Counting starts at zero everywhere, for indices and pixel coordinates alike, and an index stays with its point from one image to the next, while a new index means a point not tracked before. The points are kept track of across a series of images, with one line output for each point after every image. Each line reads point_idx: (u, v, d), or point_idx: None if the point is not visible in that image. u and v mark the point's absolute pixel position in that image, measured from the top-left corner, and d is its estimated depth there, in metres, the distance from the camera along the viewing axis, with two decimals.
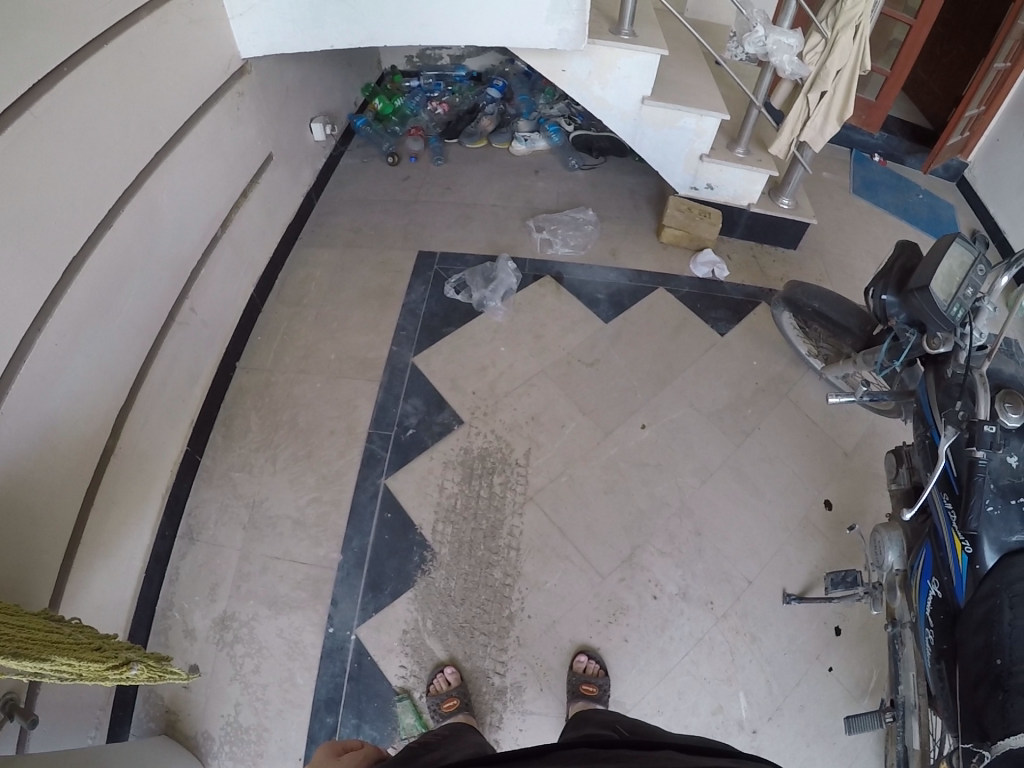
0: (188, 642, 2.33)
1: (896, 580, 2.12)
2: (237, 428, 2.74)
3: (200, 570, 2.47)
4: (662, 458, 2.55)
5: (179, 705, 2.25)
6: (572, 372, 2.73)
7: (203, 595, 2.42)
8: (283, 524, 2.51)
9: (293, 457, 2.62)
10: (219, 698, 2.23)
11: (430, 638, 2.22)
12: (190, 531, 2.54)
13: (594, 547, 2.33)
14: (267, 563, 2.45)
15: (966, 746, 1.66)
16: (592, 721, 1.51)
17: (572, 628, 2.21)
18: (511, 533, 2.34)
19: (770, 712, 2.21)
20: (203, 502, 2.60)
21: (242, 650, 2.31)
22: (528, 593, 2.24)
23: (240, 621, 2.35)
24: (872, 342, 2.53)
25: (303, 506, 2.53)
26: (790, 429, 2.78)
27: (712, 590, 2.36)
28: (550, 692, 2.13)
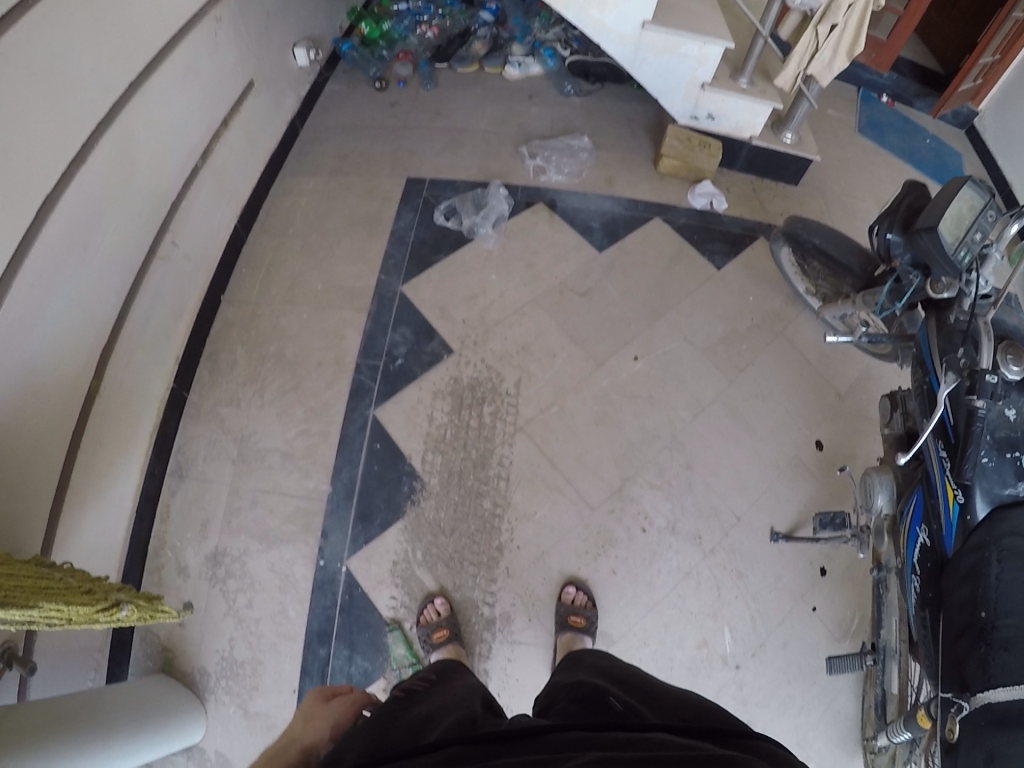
0: (181, 580, 2.35)
1: (884, 526, 2.13)
2: (223, 363, 2.67)
3: (191, 507, 2.46)
4: (655, 391, 2.51)
5: (175, 644, 2.29)
6: (565, 301, 2.66)
7: (194, 532, 2.42)
8: (271, 457, 2.47)
9: (281, 390, 2.57)
10: (214, 633, 2.26)
11: (419, 569, 2.22)
12: (179, 467, 2.52)
13: (585, 479, 2.31)
14: (256, 496, 2.43)
15: (946, 695, 1.65)
16: (584, 665, 1.50)
17: (561, 559, 2.21)
18: (501, 464, 2.31)
19: (754, 649, 2.28)
20: (191, 438, 2.56)
21: (234, 585, 2.33)
22: (518, 524, 2.23)
23: (231, 557, 2.36)
24: (872, 282, 2.49)
25: (291, 439, 2.49)
26: (785, 366, 2.74)
27: (701, 524, 2.35)
28: (539, 623, 2.15)
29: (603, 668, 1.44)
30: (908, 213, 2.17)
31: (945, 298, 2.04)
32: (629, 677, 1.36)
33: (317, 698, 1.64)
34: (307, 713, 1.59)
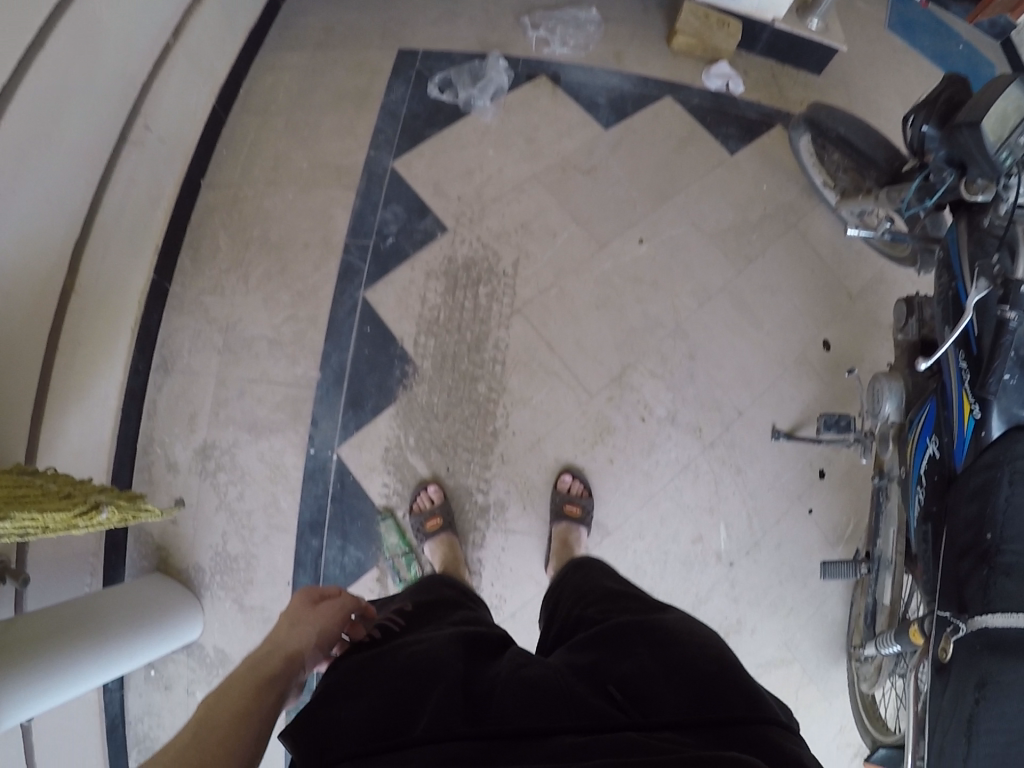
0: (171, 476, 2.39)
1: (891, 432, 2.07)
2: (205, 249, 2.55)
3: (179, 400, 2.43)
4: (659, 276, 2.44)
5: (170, 542, 2.38)
6: (566, 178, 2.54)
7: (182, 426, 2.41)
8: (258, 344, 2.42)
9: (267, 275, 2.48)
10: (206, 529, 2.36)
11: (412, 455, 2.18)
12: (164, 361, 2.46)
13: (584, 365, 2.23)
14: (243, 386, 2.41)
15: (943, 614, 1.62)
16: (591, 603, 1.43)
17: (557, 446, 2.16)
18: (497, 348, 2.23)
19: (748, 547, 2.33)
20: (175, 331, 2.48)
21: (225, 477, 2.37)
22: (514, 409, 2.17)
23: (221, 449, 2.38)
24: (897, 178, 2.24)
25: (278, 325, 2.43)
26: (795, 260, 2.63)
27: (702, 416, 2.32)
28: (533, 511, 2.12)
29: (607, 598, 1.43)
30: (948, 107, 1.92)
31: (979, 200, 1.83)
32: (637, 611, 1.34)
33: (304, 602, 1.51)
34: (294, 617, 1.48)
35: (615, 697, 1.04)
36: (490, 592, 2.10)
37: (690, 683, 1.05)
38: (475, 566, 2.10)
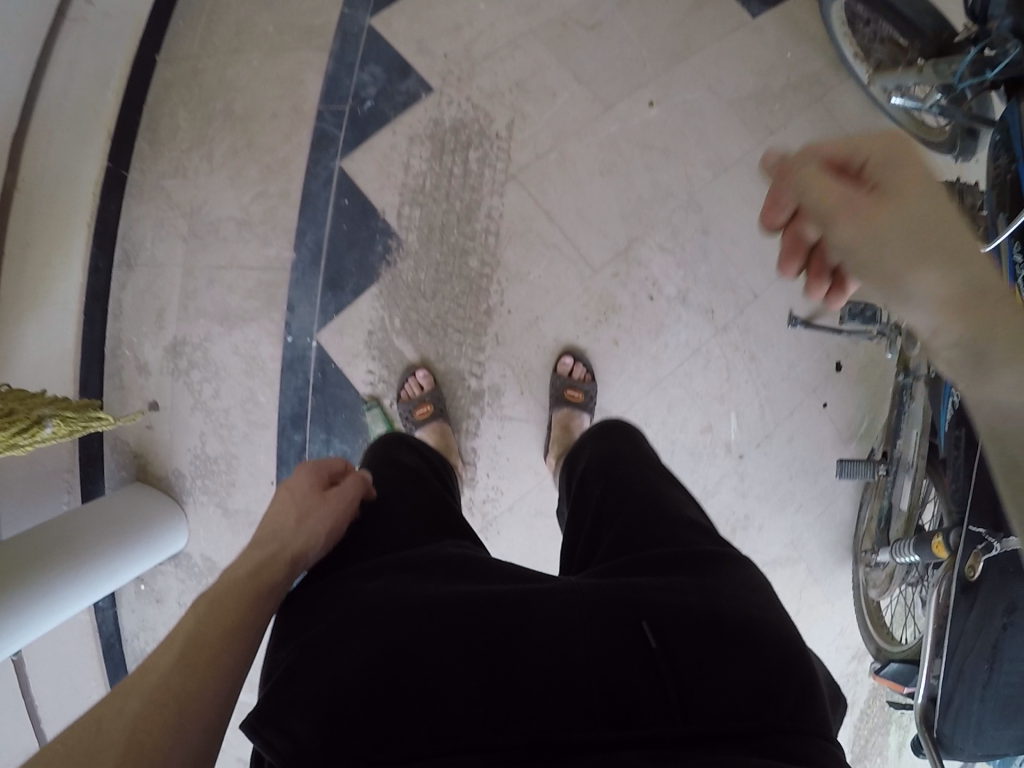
0: (143, 378, 2.19)
1: (921, 326, 1.87)
2: (164, 129, 2.20)
3: (146, 296, 2.19)
4: (672, 142, 2.18)
5: (147, 449, 2.21)
6: (569, 35, 2.17)
7: (151, 325, 2.19)
8: (226, 227, 2.16)
9: (232, 151, 2.16)
10: (184, 432, 2.18)
11: (398, 339, 2.01)
12: (125, 255, 2.19)
13: (587, 234, 2.02)
14: (213, 275, 2.16)
15: (972, 530, 1.40)
16: (635, 501, 1.24)
17: (557, 326, 1.97)
18: (490, 217, 2.01)
19: (759, 440, 2.17)
20: (136, 221, 2.20)
21: (199, 376, 2.17)
22: (509, 285, 1.96)
23: (192, 345, 2.16)
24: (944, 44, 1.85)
25: (246, 204, 2.16)
26: (830, 128, 2.30)
27: (714, 297, 2.11)
28: (532, 397, 1.95)
29: (648, 501, 1.24)
30: None
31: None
32: (677, 531, 1.16)
33: (311, 490, 1.23)
34: (300, 505, 1.20)
35: (646, 673, 0.88)
36: (486, 485, 1.96)
37: (740, 669, 0.89)
38: (470, 457, 1.95)
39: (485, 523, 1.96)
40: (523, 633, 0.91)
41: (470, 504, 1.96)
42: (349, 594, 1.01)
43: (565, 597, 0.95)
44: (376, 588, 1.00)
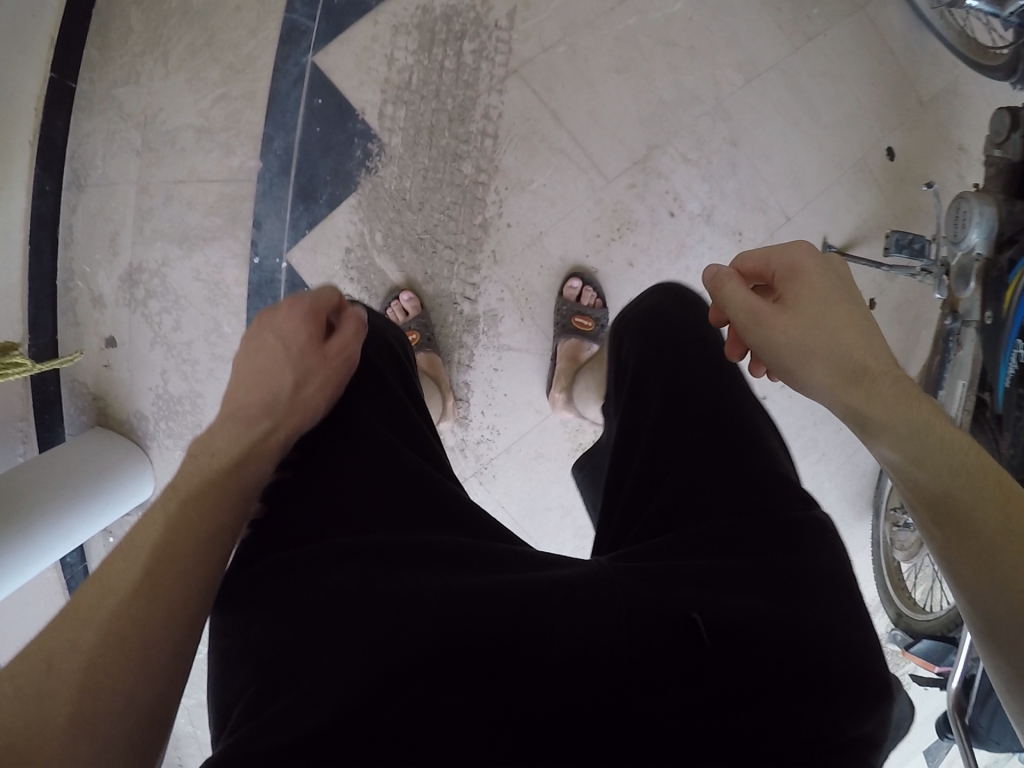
0: (99, 314, 1.90)
1: (975, 266, 1.56)
2: (115, 33, 1.82)
3: (97, 220, 1.87)
4: (698, 40, 1.82)
5: (106, 390, 1.94)
6: None
7: (104, 252, 1.88)
8: (184, 138, 1.82)
9: (192, 51, 1.80)
10: (143, 370, 1.92)
11: (380, 257, 1.74)
12: (75, 175, 1.85)
13: (598, 138, 1.74)
14: (170, 192, 1.84)
15: None
16: (700, 419, 1.07)
17: (564, 243, 1.71)
18: (487, 115, 1.72)
19: None
20: (86, 139, 1.84)
21: (158, 307, 1.89)
22: (508, 194, 1.69)
23: (150, 273, 1.87)
24: None
25: (205, 110, 1.81)
26: (886, 32, 1.94)
27: (744, 218, 1.86)
28: (533, 325, 1.70)
29: (716, 421, 1.06)
30: None
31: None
32: (730, 497, 0.95)
33: (306, 349, 1.01)
34: (295, 363, 1.00)
35: (695, 702, 0.69)
36: (481, 425, 1.72)
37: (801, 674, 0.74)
38: (464, 392, 1.71)
39: (479, 467, 1.73)
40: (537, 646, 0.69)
41: (461, 446, 1.72)
42: (313, 587, 0.80)
43: (594, 594, 0.73)
44: (347, 581, 0.78)
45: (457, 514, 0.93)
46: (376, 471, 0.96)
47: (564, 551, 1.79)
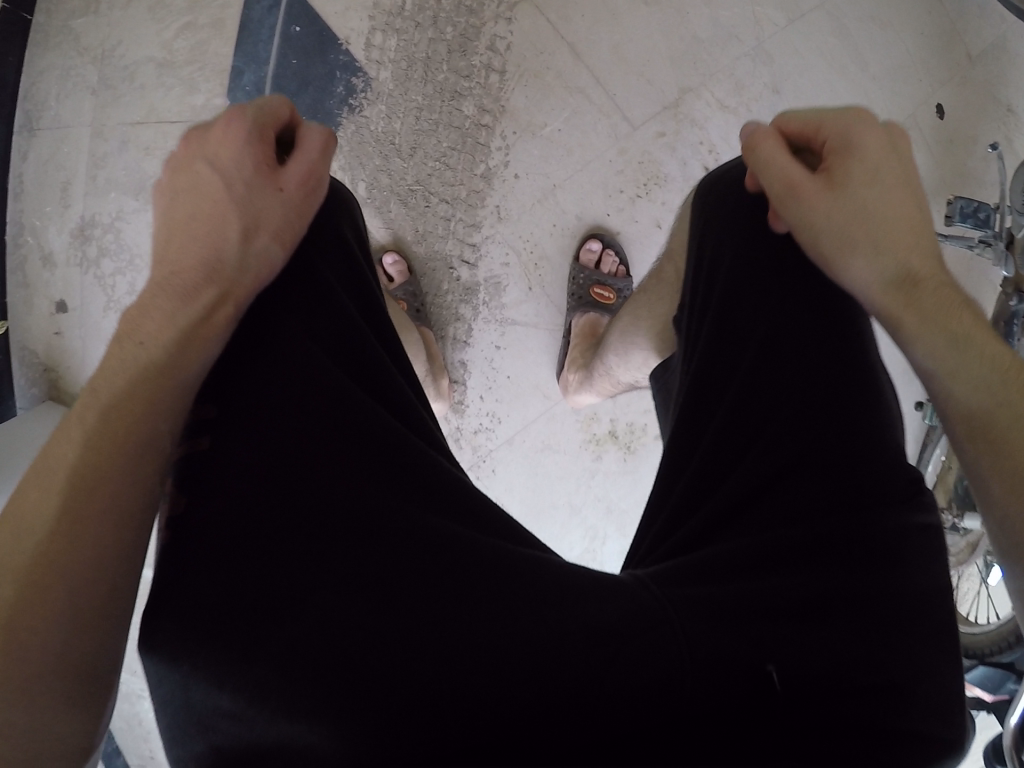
0: (48, 274, 1.60)
1: None
2: None
3: (49, 167, 1.58)
4: None
5: (54, 365, 1.63)
6: None
7: (54, 203, 1.59)
8: (143, 72, 1.55)
9: None
10: (97, 343, 1.61)
11: (361, 213, 1.43)
12: (24, 117, 1.57)
13: (621, 79, 1.48)
14: (127, 134, 1.56)
15: None
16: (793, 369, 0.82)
17: (580, 200, 1.44)
18: (492, 46, 1.43)
19: None
20: (41, 76, 1.56)
21: (113, 268, 1.60)
22: (516, 140, 1.41)
23: (103, 227, 1.59)
24: None
25: (168, 40, 1.54)
26: None
27: None
28: (542, 295, 1.45)
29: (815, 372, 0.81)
30: None
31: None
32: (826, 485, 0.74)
33: (260, 184, 0.73)
34: (245, 206, 0.72)
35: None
36: (479, 413, 1.48)
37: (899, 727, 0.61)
38: (460, 375, 1.45)
39: (477, 460, 1.49)
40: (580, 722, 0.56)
41: (457, 436, 1.48)
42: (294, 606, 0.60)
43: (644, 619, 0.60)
44: (318, 630, 0.59)
45: (460, 502, 0.72)
46: (352, 444, 0.72)
47: (570, 552, 1.55)
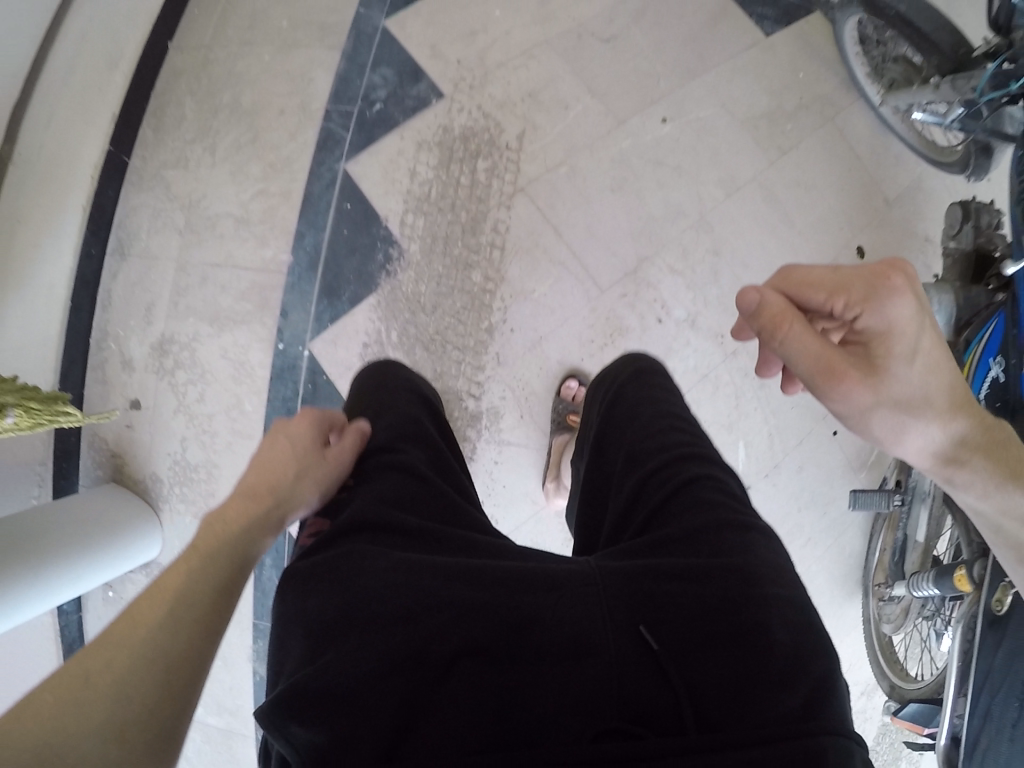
0: (127, 374, 2.30)
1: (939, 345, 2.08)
2: (169, 117, 2.31)
3: (137, 289, 2.31)
4: (684, 160, 2.28)
5: (125, 450, 2.33)
6: (583, 45, 2.29)
7: (139, 318, 2.31)
8: (224, 225, 2.26)
9: (235, 144, 2.27)
10: (165, 434, 2.29)
11: (394, 352, 2.16)
12: (120, 244, 2.31)
13: (595, 257, 2.19)
14: (207, 274, 2.26)
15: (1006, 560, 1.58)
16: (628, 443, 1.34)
17: (560, 350, 2.16)
18: (496, 227, 2.16)
19: (767, 469, 2.34)
20: (136, 210, 2.32)
21: (184, 377, 2.28)
22: (511, 304, 2.14)
23: (180, 344, 2.27)
24: (965, 64, 2.05)
25: (246, 202, 2.26)
26: (851, 137, 2.45)
27: (726, 325, 2.25)
28: (531, 419, 2.14)
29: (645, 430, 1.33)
30: None
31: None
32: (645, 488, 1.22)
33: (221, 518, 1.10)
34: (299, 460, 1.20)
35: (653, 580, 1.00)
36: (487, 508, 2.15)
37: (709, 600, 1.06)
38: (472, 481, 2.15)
39: None
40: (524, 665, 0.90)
41: None
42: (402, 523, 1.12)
43: (585, 592, 0.96)
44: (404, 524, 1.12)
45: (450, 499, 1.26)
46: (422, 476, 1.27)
47: None
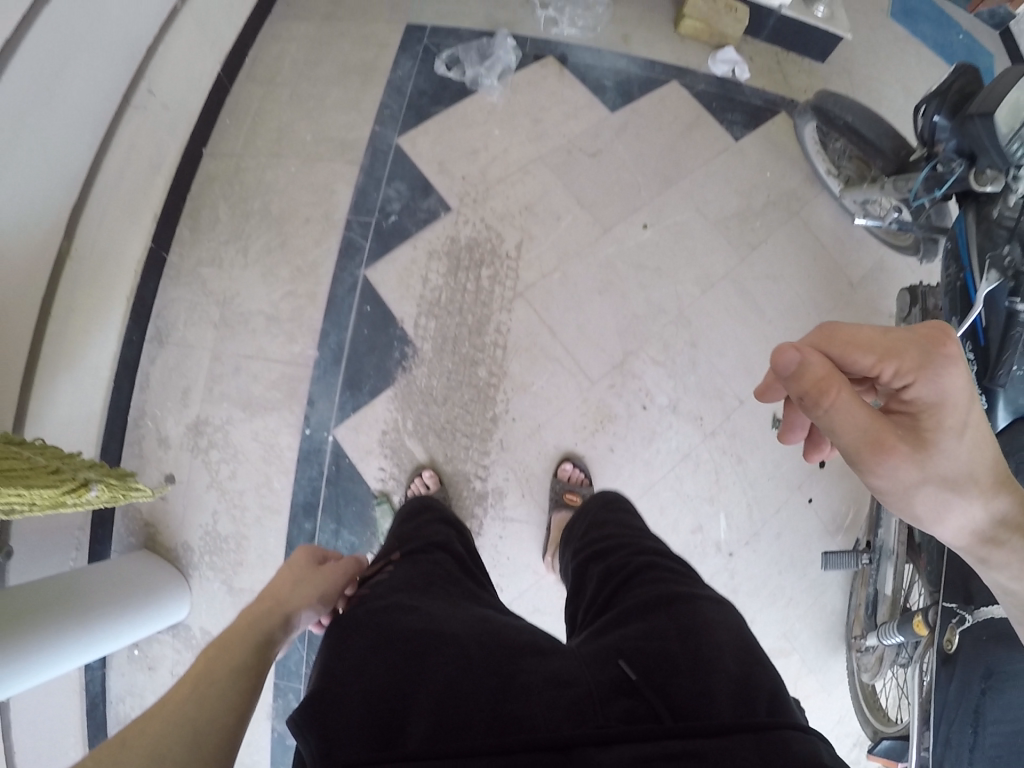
0: (163, 451, 2.50)
1: None
2: (204, 219, 2.60)
3: (173, 373, 2.54)
4: (662, 261, 2.59)
5: (158, 522, 2.52)
6: (571, 159, 2.63)
7: (175, 401, 2.53)
8: (257, 321, 2.53)
9: (266, 247, 2.56)
10: (198, 507, 2.50)
11: (409, 439, 2.43)
12: (159, 332, 2.55)
13: (585, 351, 2.48)
14: (240, 363, 2.52)
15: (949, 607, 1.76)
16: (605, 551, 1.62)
17: (557, 435, 2.42)
18: (498, 328, 2.46)
19: (747, 537, 2.56)
20: (173, 300, 2.56)
21: (217, 454, 2.50)
22: (513, 394, 2.42)
23: (214, 426, 2.50)
24: (903, 167, 2.30)
25: (276, 301, 2.54)
26: (815, 229, 2.76)
27: (703, 407, 2.53)
28: (532, 497, 2.39)
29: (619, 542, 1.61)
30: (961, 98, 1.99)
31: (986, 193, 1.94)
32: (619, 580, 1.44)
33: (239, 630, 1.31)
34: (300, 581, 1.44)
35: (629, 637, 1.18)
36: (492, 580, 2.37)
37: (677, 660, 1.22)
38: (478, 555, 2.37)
39: None
40: (514, 694, 1.04)
41: None
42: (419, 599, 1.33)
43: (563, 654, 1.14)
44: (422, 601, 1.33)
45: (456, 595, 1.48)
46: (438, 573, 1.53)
47: None
